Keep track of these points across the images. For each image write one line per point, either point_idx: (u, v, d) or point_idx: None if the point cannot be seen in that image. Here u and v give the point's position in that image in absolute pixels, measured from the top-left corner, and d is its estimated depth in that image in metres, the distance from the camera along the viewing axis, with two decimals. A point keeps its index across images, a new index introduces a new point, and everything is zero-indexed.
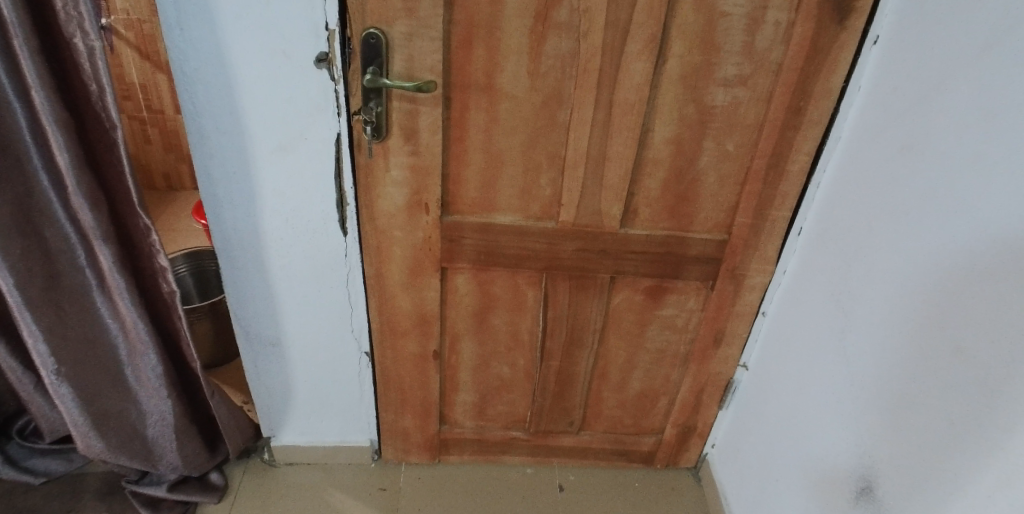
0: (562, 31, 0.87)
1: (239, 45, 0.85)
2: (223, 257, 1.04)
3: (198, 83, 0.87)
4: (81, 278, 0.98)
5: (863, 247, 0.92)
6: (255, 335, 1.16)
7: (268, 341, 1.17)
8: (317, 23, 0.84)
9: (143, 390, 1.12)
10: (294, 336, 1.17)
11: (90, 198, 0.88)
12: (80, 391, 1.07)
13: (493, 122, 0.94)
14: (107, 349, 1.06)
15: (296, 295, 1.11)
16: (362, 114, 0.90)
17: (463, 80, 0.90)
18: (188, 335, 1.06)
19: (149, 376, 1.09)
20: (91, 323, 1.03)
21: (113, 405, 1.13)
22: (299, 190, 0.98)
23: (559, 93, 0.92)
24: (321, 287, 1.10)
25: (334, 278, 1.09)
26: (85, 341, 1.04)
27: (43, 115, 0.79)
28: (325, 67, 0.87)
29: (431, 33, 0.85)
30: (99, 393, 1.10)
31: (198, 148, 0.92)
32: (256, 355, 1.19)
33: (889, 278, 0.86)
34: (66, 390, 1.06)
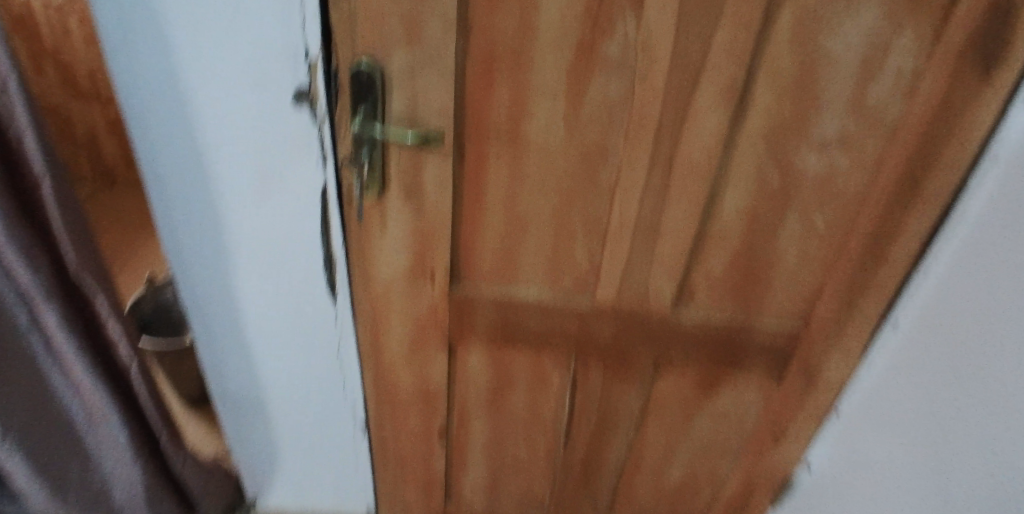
0: (612, 71, 0.67)
1: (200, 72, 0.68)
2: (191, 314, 0.89)
3: (154, 117, 0.71)
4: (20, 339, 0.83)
5: (970, 361, 0.69)
6: (235, 396, 1.00)
7: (249, 402, 1.01)
8: (295, 48, 0.66)
9: (104, 451, 0.98)
10: (279, 400, 1.01)
11: (25, 249, 0.72)
12: (35, 462, 0.92)
13: (519, 181, 0.74)
14: (59, 409, 0.92)
15: (279, 357, 0.94)
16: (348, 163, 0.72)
17: (479, 127, 0.70)
18: (149, 389, 0.92)
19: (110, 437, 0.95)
20: (38, 386, 0.88)
21: (72, 470, 0.98)
22: (280, 244, 0.81)
23: (602, 147, 0.72)
24: (308, 352, 0.93)
25: (322, 343, 0.91)
26: (34, 405, 0.89)
27: None
28: (305, 102, 0.70)
29: (438, 67, 0.66)
30: (55, 460, 0.95)
31: (157, 191, 0.77)
32: (237, 416, 1.03)
33: (997, 413, 0.64)
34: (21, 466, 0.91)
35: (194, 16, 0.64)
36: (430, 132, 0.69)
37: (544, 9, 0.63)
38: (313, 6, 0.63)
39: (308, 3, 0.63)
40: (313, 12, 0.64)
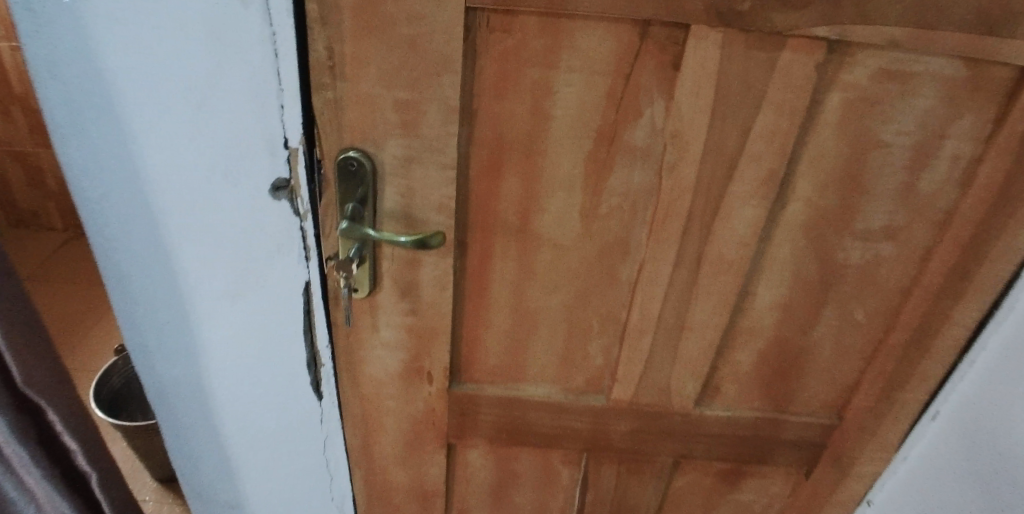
0: (636, 161, 0.59)
1: (162, 160, 0.59)
2: (159, 412, 0.80)
3: (110, 207, 0.62)
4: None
5: None
6: (210, 495, 0.90)
7: (226, 503, 0.91)
8: (271, 136, 0.58)
9: None
10: (257, 502, 0.89)
11: None
12: None
13: (528, 277, 0.65)
14: None
15: (256, 460, 0.83)
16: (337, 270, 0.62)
17: (485, 221, 0.62)
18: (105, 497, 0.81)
19: None
20: None
21: None
22: (258, 342, 0.72)
23: (623, 244, 0.63)
24: (290, 454, 0.82)
25: (306, 443, 0.81)
26: None
27: None
28: (285, 196, 0.61)
29: (438, 158, 0.58)
30: None
31: (117, 287, 0.68)
32: None
33: None
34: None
35: (153, 98, 0.56)
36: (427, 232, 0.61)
37: (561, 95, 0.56)
38: (291, 89, 0.55)
39: (286, 86, 0.55)
40: (292, 96, 0.56)
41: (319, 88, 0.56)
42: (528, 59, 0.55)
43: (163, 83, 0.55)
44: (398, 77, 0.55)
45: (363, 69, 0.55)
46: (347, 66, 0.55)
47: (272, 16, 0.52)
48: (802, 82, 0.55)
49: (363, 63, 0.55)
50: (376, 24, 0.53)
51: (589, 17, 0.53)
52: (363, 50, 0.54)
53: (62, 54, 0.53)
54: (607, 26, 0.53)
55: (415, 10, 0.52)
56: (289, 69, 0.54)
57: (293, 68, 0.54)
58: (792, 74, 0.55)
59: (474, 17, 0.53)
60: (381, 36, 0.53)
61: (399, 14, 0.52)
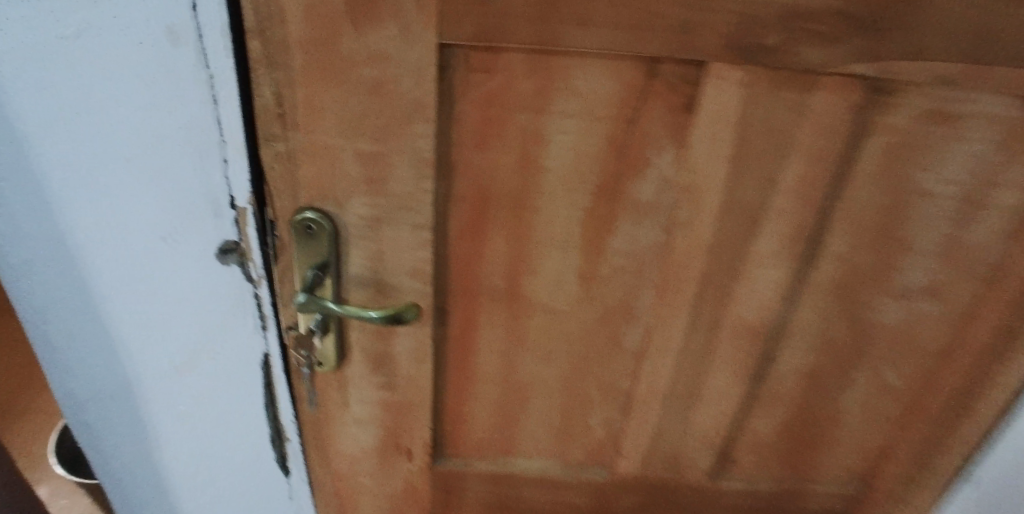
0: (642, 218, 0.50)
1: (90, 224, 0.50)
2: (111, 494, 0.70)
3: (33, 278, 0.53)
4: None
5: None
6: None
7: None
8: (215, 194, 0.49)
9: None
10: None
11: None
12: None
13: (518, 346, 0.56)
14: None
15: None
16: (295, 347, 0.53)
17: (468, 286, 0.53)
18: None
19: None
20: None
21: None
22: (213, 419, 0.62)
23: (628, 310, 0.54)
24: None
25: None
26: None
27: None
28: (235, 261, 0.52)
29: (410, 218, 0.49)
30: None
31: (51, 366, 0.59)
32: None
33: None
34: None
35: (75, 154, 0.47)
36: (399, 305, 0.52)
37: (555, 143, 0.48)
38: (236, 139, 0.48)
39: (229, 135, 0.47)
40: (237, 148, 0.48)
41: (268, 139, 0.47)
42: (514, 103, 0.47)
43: (86, 136, 0.46)
44: (360, 125, 0.46)
45: (320, 116, 0.46)
46: (299, 113, 0.46)
47: (208, 56, 0.44)
48: (835, 126, 0.47)
49: (318, 109, 0.46)
50: (332, 64, 0.44)
51: (586, 54, 0.45)
52: (318, 95, 0.46)
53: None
54: (608, 63, 0.45)
55: (378, 47, 0.44)
56: (231, 116, 0.47)
57: (236, 114, 0.47)
58: (826, 118, 0.46)
59: (449, 54, 0.45)
60: (338, 78, 0.45)
61: (360, 52, 0.44)
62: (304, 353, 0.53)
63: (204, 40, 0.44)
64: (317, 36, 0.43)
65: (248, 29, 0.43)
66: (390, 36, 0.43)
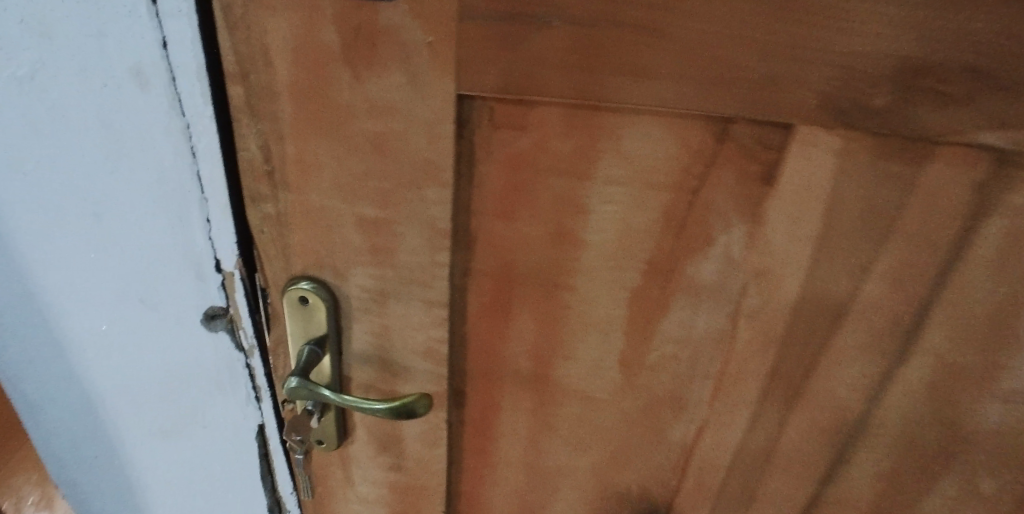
0: (701, 302, 0.42)
1: (62, 281, 0.45)
2: None
3: (7, 334, 0.48)
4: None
5: None
6: None
7: None
8: (196, 258, 0.43)
9: None
10: None
11: None
12: None
13: (546, 434, 0.48)
14: None
15: None
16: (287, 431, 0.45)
17: (490, 369, 0.45)
18: None
19: None
20: None
21: None
22: (202, 491, 0.53)
23: (676, 404, 0.46)
24: None
25: None
26: None
27: None
28: (223, 327, 0.45)
29: (422, 291, 0.41)
30: None
31: (32, 426, 0.53)
32: None
33: None
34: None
35: (42, 204, 0.42)
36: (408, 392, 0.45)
37: (597, 214, 0.40)
38: (218, 198, 0.41)
39: (210, 194, 0.40)
40: (220, 208, 0.41)
41: (255, 199, 0.40)
42: (547, 167, 0.38)
43: (54, 185, 0.41)
44: (362, 188, 0.39)
45: (314, 176, 0.39)
46: (290, 172, 0.39)
47: (183, 103, 0.38)
48: (950, 204, 0.37)
49: (311, 167, 0.39)
50: (327, 118, 0.37)
51: (632, 112, 0.37)
52: (311, 151, 0.38)
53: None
54: (663, 123, 0.37)
55: (382, 99, 0.37)
56: (211, 173, 0.40)
57: (217, 171, 0.40)
58: (941, 197, 0.37)
59: (469, 108, 0.37)
60: (335, 133, 0.38)
61: (360, 104, 0.37)
62: (297, 438, 0.44)
63: (177, 84, 0.37)
64: (309, 85, 0.36)
65: (230, 73, 0.37)
66: (398, 87, 0.36)
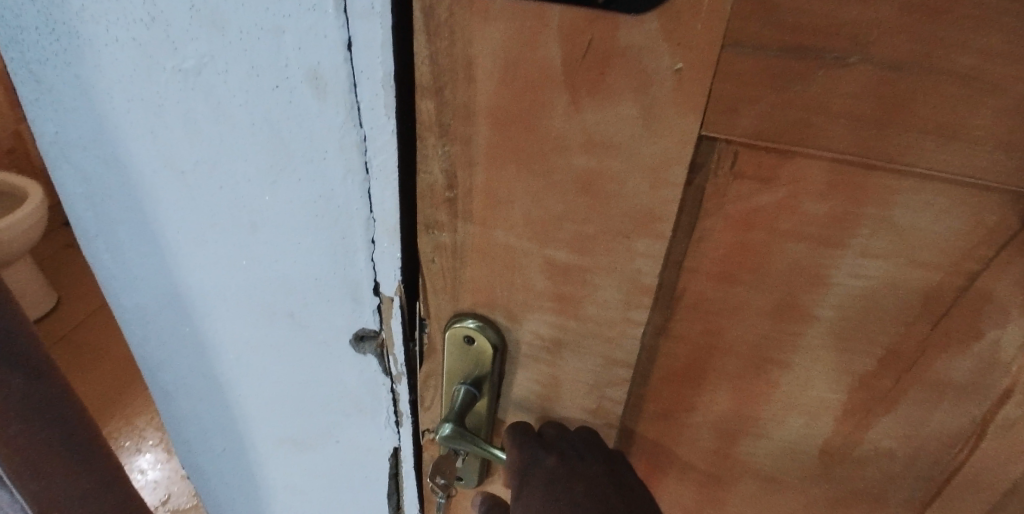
0: (936, 390, 0.36)
1: (209, 285, 0.41)
2: None
3: (149, 326, 0.46)
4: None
5: None
6: None
7: None
8: (355, 279, 0.38)
9: None
10: None
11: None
12: None
13: (716, 491, 0.45)
14: None
15: None
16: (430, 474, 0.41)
17: (668, 426, 0.42)
18: None
19: None
20: None
21: None
22: (325, 494, 0.52)
23: (875, 502, 0.43)
24: None
25: None
26: None
27: None
28: (371, 350, 0.41)
29: (606, 347, 0.37)
30: None
31: (165, 408, 0.52)
32: None
33: None
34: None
35: (195, 206, 0.37)
36: None
37: (834, 291, 0.34)
38: (387, 220, 0.35)
39: (379, 215, 0.35)
40: (388, 231, 0.36)
41: (429, 225, 0.35)
42: (787, 229, 0.32)
43: (206, 186, 0.36)
44: (556, 231, 0.33)
45: (504, 209, 0.33)
46: (476, 202, 0.33)
47: (362, 114, 0.32)
48: None
49: (500, 201, 0.33)
50: (527, 147, 0.31)
51: (921, 177, 0.29)
52: (502, 184, 0.32)
53: (75, 135, 0.36)
54: (957, 198, 0.30)
55: (602, 133, 0.30)
56: (384, 193, 0.34)
57: (390, 191, 0.34)
58: None
59: (707, 149, 0.30)
60: (535, 167, 0.31)
61: (575, 133, 0.30)
62: (441, 481, 0.41)
63: (358, 91, 0.31)
64: (512, 110, 0.30)
65: (420, 85, 0.31)
66: (628, 119, 0.29)
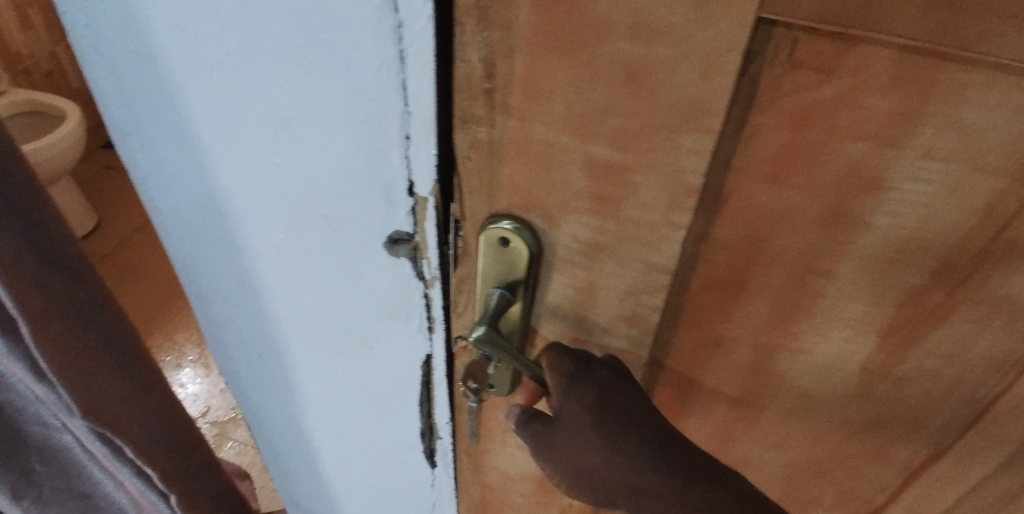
0: (991, 304, 0.35)
1: (243, 185, 0.41)
2: (258, 435, 0.66)
3: (185, 229, 0.46)
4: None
5: None
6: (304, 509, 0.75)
7: None
8: (388, 179, 0.37)
9: (111, 506, 0.89)
10: None
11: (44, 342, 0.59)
12: (53, 487, 0.87)
13: (749, 406, 0.44)
14: (67, 456, 0.84)
15: (359, 502, 0.68)
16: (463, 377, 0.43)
17: (702, 337, 0.41)
18: (149, 494, 0.77)
19: (117, 491, 0.86)
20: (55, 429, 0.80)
21: (74, 506, 0.89)
22: (358, 400, 0.54)
23: (912, 426, 0.42)
24: (396, 506, 0.66)
25: (411, 501, 0.64)
26: (57, 443, 0.82)
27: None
28: (405, 254, 0.41)
29: (646, 252, 0.36)
30: (58, 490, 0.88)
31: (204, 312, 0.53)
32: None
33: None
34: (27, 503, 0.88)
35: (227, 104, 0.36)
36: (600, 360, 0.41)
37: (891, 196, 0.32)
38: (424, 114, 0.34)
39: (414, 109, 0.34)
40: (425, 127, 0.34)
41: (466, 118, 0.34)
42: (847, 126, 0.30)
43: (239, 82, 0.35)
44: (599, 125, 0.32)
45: (544, 102, 0.32)
46: (516, 94, 0.32)
47: None
48: None
49: (541, 93, 0.32)
50: (570, 30, 0.29)
51: (999, 68, 0.27)
52: (543, 74, 0.31)
53: (106, 29, 0.36)
54: None
55: (651, 15, 0.28)
56: (420, 84, 0.33)
57: (427, 82, 0.33)
58: None
59: (765, 36, 0.28)
60: (578, 55, 0.30)
61: (622, 18, 0.28)
62: (473, 385, 0.43)
63: None
64: None
65: None
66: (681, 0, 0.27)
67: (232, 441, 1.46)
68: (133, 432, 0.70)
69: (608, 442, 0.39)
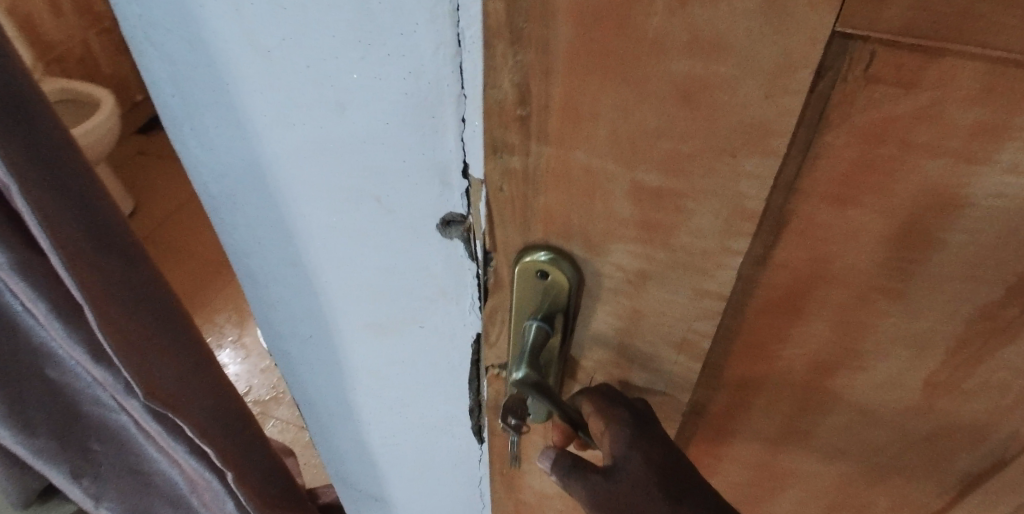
0: None
1: (295, 172, 0.38)
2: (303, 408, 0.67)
3: (233, 214, 0.44)
4: (63, 361, 0.80)
5: None
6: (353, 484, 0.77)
7: (368, 495, 0.77)
8: (443, 160, 0.35)
9: (161, 487, 0.93)
10: (403, 504, 0.75)
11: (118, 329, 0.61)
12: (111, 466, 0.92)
13: (804, 419, 0.42)
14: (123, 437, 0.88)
15: (406, 474, 0.68)
16: (501, 414, 0.39)
17: (755, 353, 0.39)
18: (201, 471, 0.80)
19: (168, 471, 0.90)
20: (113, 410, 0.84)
21: (129, 486, 0.94)
22: (410, 378, 0.53)
23: (978, 433, 0.40)
24: (442, 478, 0.66)
25: (459, 473, 0.64)
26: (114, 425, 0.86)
27: (49, 235, 0.53)
28: (459, 235, 0.39)
29: (699, 278, 0.33)
30: (116, 469, 0.92)
31: (253, 294, 0.53)
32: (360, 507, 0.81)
33: None
34: (86, 481, 0.93)
35: (281, 88, 0.34)
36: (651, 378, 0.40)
37: (970, 214, 0.29)
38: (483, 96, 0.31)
39: (472, 91, 0.31)
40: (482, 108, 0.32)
41: (497, 147, 0.32)
42: (932, 140, 0.27)
43: (293, 65, 0.33)
44: (648, 149, 0.29)
45: (586, 128, 0.29)
46: (554, 119, 0.29)
47: None
48: None
49: (582, 118, 0.29)
50: (615, 54, 0.26)
51: None
52: (585, 97, 0.28)
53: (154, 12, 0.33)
54: None
55: (711, 33, 0.25)
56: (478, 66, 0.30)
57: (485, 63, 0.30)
58: None
59: (839, 50, 0.25)
60: (626, 76, 0.27)
61: (679, 35, 0.25)
62: (513, 421, 0.38)
63: None
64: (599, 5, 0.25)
65: None
66: (746, 17, 0.24)
67: (274, 420, 1.50)
68: (191, 413, 0.72)
69: (639, 444, 0.38)
